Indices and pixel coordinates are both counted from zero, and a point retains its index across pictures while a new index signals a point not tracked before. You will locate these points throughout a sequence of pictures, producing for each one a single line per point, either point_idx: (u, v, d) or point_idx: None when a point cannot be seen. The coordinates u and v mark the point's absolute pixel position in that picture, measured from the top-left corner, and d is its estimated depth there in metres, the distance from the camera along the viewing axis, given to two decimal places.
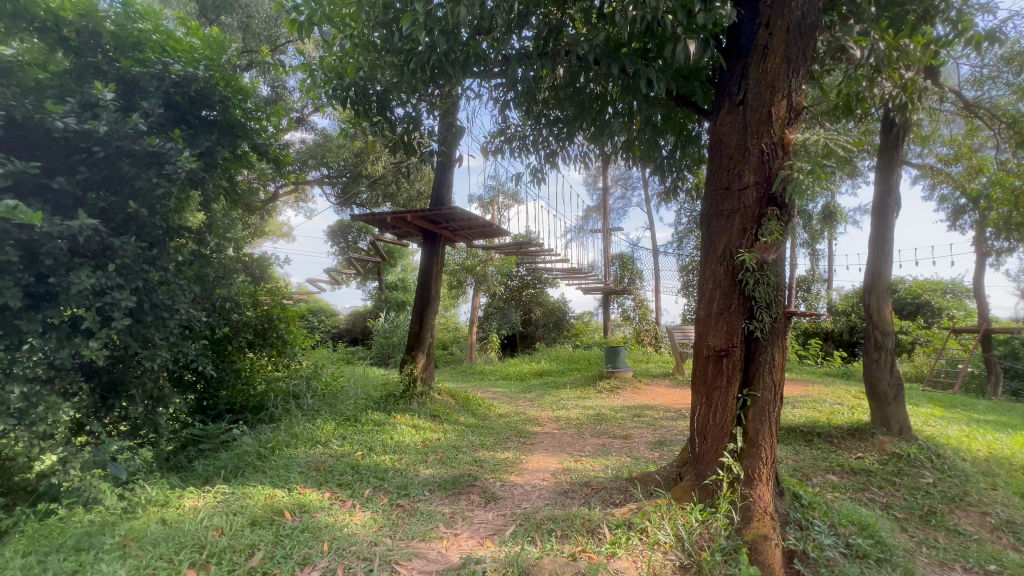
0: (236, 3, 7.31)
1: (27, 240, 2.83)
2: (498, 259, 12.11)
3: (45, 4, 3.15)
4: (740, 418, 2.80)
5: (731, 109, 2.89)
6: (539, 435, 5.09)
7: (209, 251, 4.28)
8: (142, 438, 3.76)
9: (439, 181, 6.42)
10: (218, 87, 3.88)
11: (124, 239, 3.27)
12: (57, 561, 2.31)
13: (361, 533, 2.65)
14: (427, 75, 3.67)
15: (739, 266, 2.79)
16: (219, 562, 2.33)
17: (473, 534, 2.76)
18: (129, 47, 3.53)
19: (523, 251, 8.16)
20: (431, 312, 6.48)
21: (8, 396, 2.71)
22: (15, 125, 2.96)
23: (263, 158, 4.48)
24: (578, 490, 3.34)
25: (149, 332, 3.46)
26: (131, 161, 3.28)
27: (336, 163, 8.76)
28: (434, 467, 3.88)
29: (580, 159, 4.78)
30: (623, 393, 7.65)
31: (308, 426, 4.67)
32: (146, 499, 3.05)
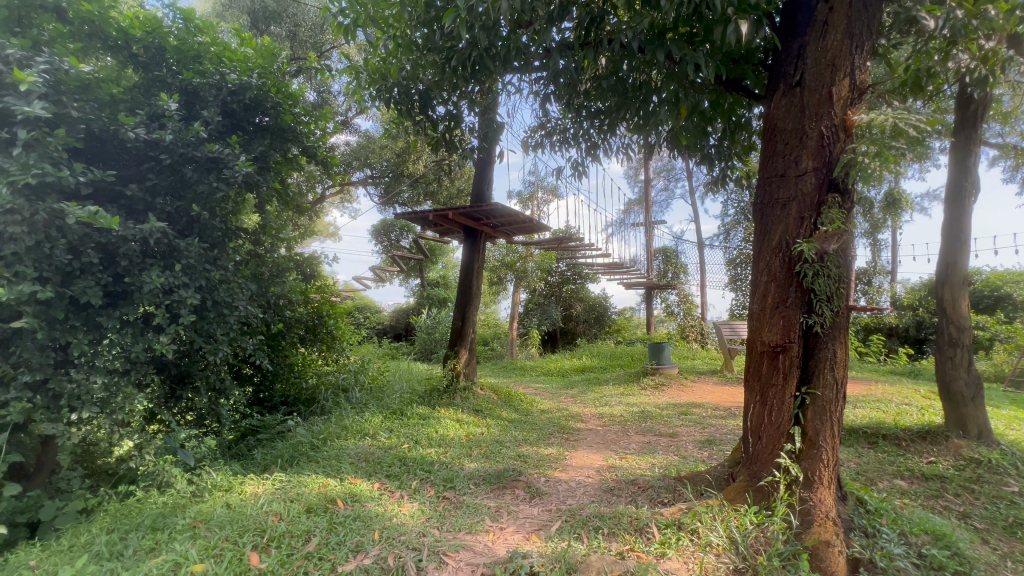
0: (285, 13, 7.70)
1: (106, 243, 3.09)
2: (538, 255, 12.08)
3: (117, 23, 3.40)
4: (798, 417, 2.66)
5: (787, 91, 2.74)
6: (582, 431, 5.04)
7: (263, 252, 4.50)
8: (207, 428, 4.02)
9: (478, 178, 6.45)
10: (270, 93, 4.05)
11: (189, 240, 3.49)
12: (136, 539, 2.51)
13: (409, 524, 2.72)
14: (467, 73, 3.70)
15: (797, 257, 2.64)
16: (278, 545, 2.45)
17: (519, 528, 2.77)
18: (191, 59, 3.75)
19: (564, 246, 8.07)
20: (473, 308, 6.54)
21: (92, 386, 2.96)
22: (94, 138, 3.22)
23: (312, 161, 4.65)
24: (624, 488, 3.28)
25: (212, 328, 3.69)
26: (193, 167, 3.50)
27: (378, 164, 8.94)
28: (478, 461, 3.92)
29: (622, 151, 4.68)
30: (668, 390, 7.46)
31: (358, 418, 4.84)
32: (211, 483, 3.25)
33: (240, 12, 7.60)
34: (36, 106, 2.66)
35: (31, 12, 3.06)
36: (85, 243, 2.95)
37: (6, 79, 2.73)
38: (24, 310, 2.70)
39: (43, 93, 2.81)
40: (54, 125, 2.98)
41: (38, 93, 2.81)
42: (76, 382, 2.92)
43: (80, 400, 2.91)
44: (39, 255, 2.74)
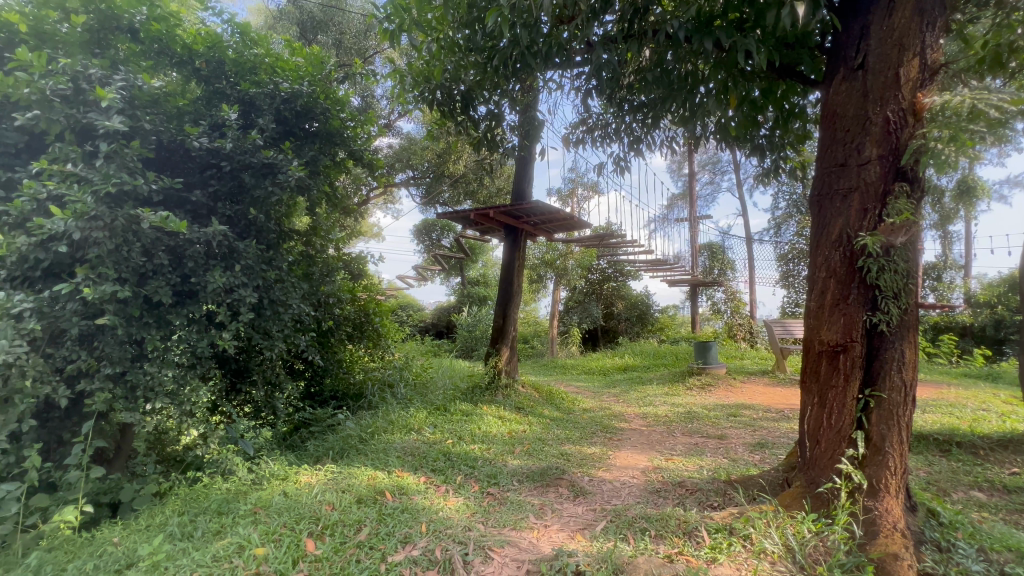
0: (331, 21, 7.98)
1: (174, 246, 3.32)
2: (578, 253, 11.98)
3: (182, 40, 3.64)
4: (860, 422, 2.51)
5: (848, 75, 2.58)
6: (626, 431, 4.96)
7: (314, 252, 4.70)
8: (263, 419, 4.24)
9: (518, 176, 6.46)
10: (319, 100, 4.21)
11: (247, 243, 3.70)
12: (204, 521, 2.70)
13: (455, 518, 2.77)
14: (508, 71, 3.71)
15: (859, 251, 2.49)
16: (332, 533, 2.55)
17: (563, 526, 2.76)
18: (247, 71, 3.95)
19: (605, 243, 7.95)
20: (514, 305, 6.57)
21: (163, 377, 3.19)
22: (163, 148, 3.46)
23: (359, 164, 4.80)
24: (671, 490, 3.20)
25: (268, 325, 3.90)
26: (250, 173, 3.70)
27: (420, 165, 9.10)
28: (521, 458, 3.94)
29: (665, 144, 4.57)
30: (715, 391, 7.21)
31: (403, 413, 4.98)
32: (269, 472, 3.43)
33: (290, 23, 7.95)
34: (114, 120, 2.89)
35: (108, 35, 3.34)
36: (156, 246, 3.19)
37: (89, 97, 2.98)
38: (105, 308, 2.95)
39: (120, 107, 3.05)
40: (129, 138, 3.22)
41: (116, 108, 3.05)
42: (150, 374, 3.16)
43: (154, 392, 3.15)
44: (118, 257, 2.99)
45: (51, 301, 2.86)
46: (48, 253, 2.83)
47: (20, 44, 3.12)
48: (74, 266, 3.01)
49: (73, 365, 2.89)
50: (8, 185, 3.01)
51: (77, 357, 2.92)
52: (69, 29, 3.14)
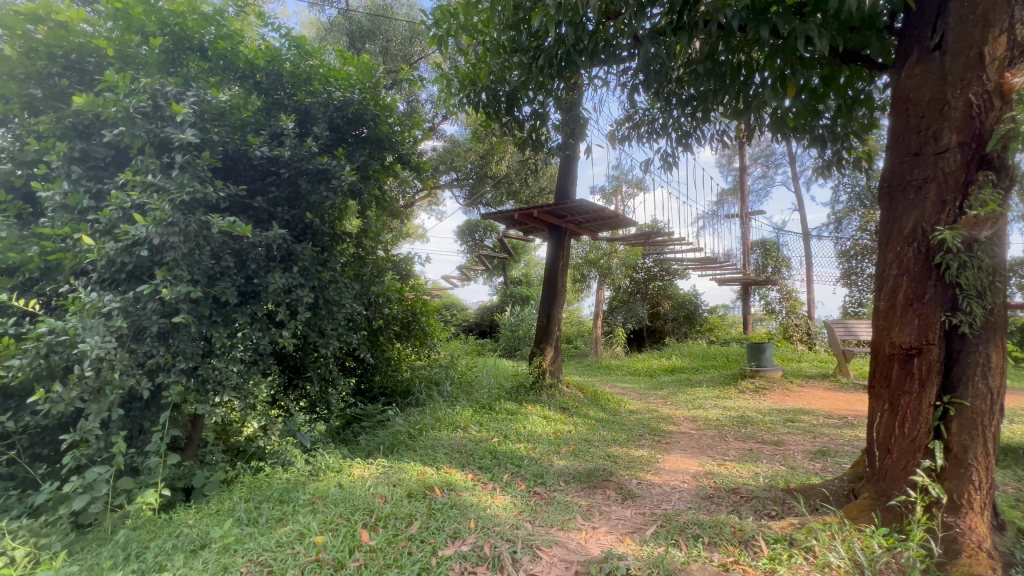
0: (378, 30, 8.23)
1: (239, 249, 3.55)
2: (623, 251, 11.76)
3: (245, 56, 3.89)
4: (938, 431, 2.32)
5: (923, 57, 2.40)
6: (674, 434, 4.83)
7: (364, 253, 4.87)
8: (318, 414, 4.45)
9: (562, 175, 6.44)
10: (369, 106, 4.36)
11: (303, 245, 3.90)
12: (268, 509, 2.86)
13: (503, 515, 2.80)
14: (553, 70, 3.70)
15: (937, 247, 2.30)
16: (385, 525, 2.64)
17: (612, 529, 2.72)
18: (303, 82, 4.15)
19: (650, 241, 7.77)
20: (558, 305, 6.56)
21: (229, 372, 3.41)
22: (229, 158, 3.70)
23: (406, 167, 4.92)
24: (725, 496, 3.09)
25: (323, 324, 4.08)
26: (307, 179, 3.89)
27: (463, 167, 9.20)
28: (567, 459, 3.91)
29: (716, 138, 4.41)
30: (770, 395, 6.88)
31: (450, 411, 5.09)
32: (325, 465, 3.59)
33: (340, 34, 8.20)
34: (188, 133, 3.13)
35: (180, 55, 3.66)
36: (224, 249, 3.42)
37: (166, 112, 3.24)
38: (180, 307, 3.19)
39: (192, 121, 3.29)
40: (199, 149, 3.47)
41: (189, 122, 3.29)
42: (218, 369, 3.39)
43: (221, 385, 3.38)
44: (191, 260, 3.22)
45: (134, 301, 3.12)
46: (131, 256, 3.09)
47: (105, 66, 3.43)
48: (152, 269, 3.27)
49: (153, 360, 3.15)
50: (97, 195, 3.31)
51: (155, 352, 3.17)
52: (148, 51, 3.45)
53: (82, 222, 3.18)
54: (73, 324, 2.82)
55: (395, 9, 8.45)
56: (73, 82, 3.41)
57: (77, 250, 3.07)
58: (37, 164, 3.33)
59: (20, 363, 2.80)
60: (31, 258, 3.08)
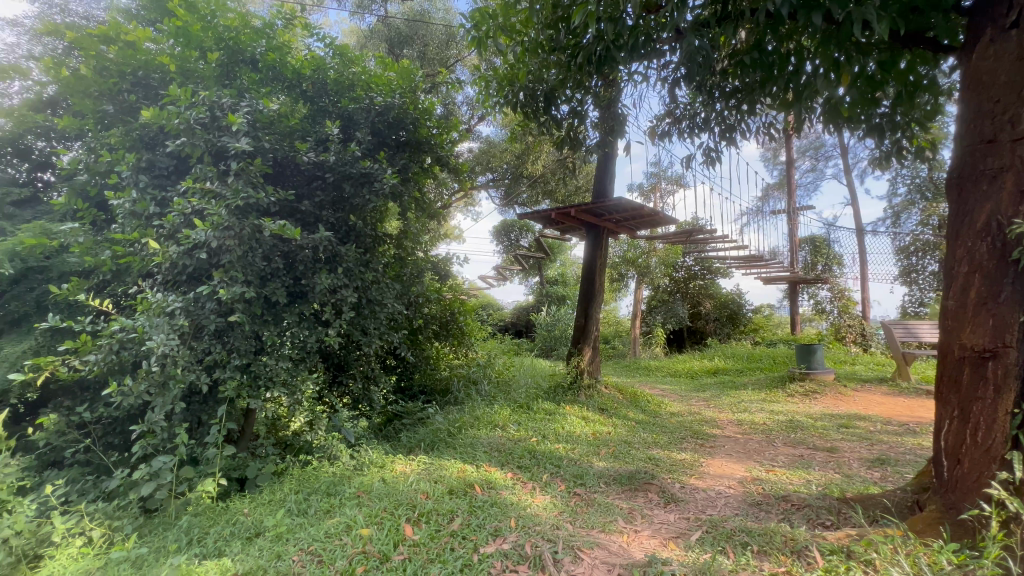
0: (416, 35, 8.38)
1: (287, 251, 3.71)
2: (662, 250, 11.48)
3: (293, 66, 4.07)
4: (1017, 441, 2.14)
5: (997, 37, 2.23)
6: (719, 438, 4.68)
7: (405, 254, 4.98)
8: (361, 410, 4.58)
9: (600, 173, 6.36)
10: (409, 110, 4.44)
11: (347, 247, 4.03)
12: (317, 500, 2.98)
13: (543, 515, 2.80)
14: (590, 68, 3.68)
15: (1015, 241, 2.13)
16: (428, 520, 2.68)
17: (655, 533, 2.67)
18: (346, 89, 4.28)
19: (692, 239, 7.55)
20: (596, 304, 6.48)
21: (278, 369, 3.57)
22: (278, 165, 3.88)
23: (445, 169, 5.00)
24: (774, 504, 2.97)
25: (366, 323, 4.20)
26: (350, 183, 4.01)
27: (499, 167, 9.23)
28: (607, 460, 3.87)
29: (762, 131, 4.24)
30: (822, 399, 6.55)
31: (488, 410, 5.14)
32: (369, 460, 3.70)
33: (380, 40, 8.39)
34: (242, 142, 3.30)
35: (234, 67, 3.90)
36: (274, 252, 3.59)
37: (222, 122, 3.43)
38: (235, 307, 3.36)
39: (246, 130, 3.47)
40: (252, 156, 3.65)
41: (243, 131, 3.47)
42: (269, 366, 3.56)
43: (272, 381, 3.54)
44: (244, 262, 3.39)
45: (194, 301, 3.31)
46: (192, 259, 3.29)
47: (168, 81, 3.66)
48: (210, 270, 3.46)
49: (211, 356, 3.34)
50: (161, 203, 3.54)
51: (213, 349, 3.36)
52: (206, 66, 3.66)
53: (148, 227, 3.41)
54: (141, 322, 3.05)
55: (432, 14, 8.58)
56: (140, 97, 3.66)
57: (144, 253, 3.31)
58: (109, 174, 3.61)
59: (96, 359, 3.05)
60: (104, 262, 3.34)
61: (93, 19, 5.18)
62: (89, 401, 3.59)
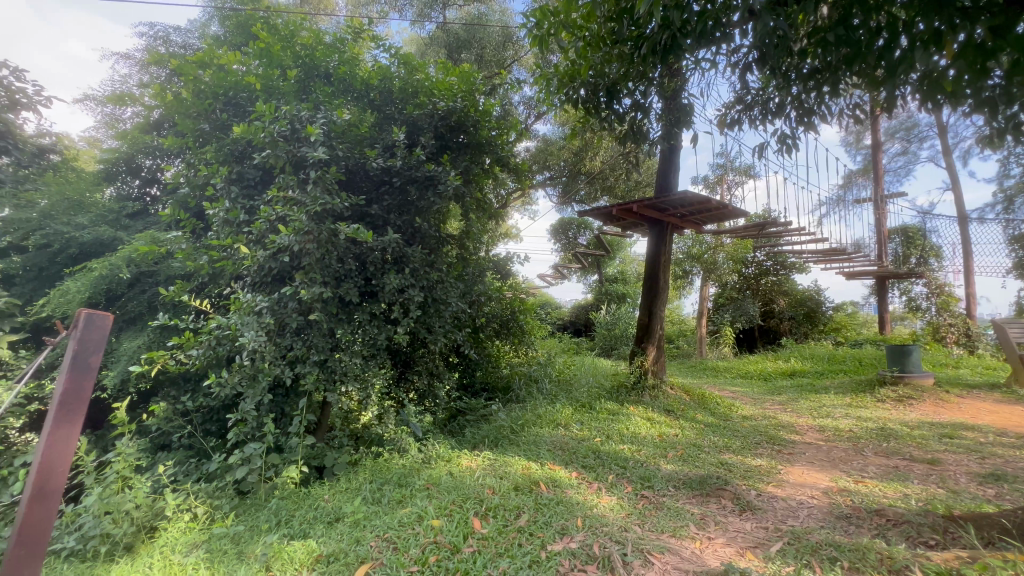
0: (474, 39, 8.46)
1: (359, 253, 3.92)
2: (730, 245, 10.90)
3: (362, 77, 4.29)
4: None
5: None
6: (798, 445, 4.37)
7: (467, 254, 5.09)
8: (427, 406, 4.74)
9: (663, 166, 6.14)
10: (471, 113, 4.52)
11: (414, 248, 4.18)
12: (389, 491, 3.12)
13: (610, 516, 2.76)
14: (654, 59, 3.58)
15: None
16: (495, 515, 2.73)
17: (731, 542, 2.55)
18: (410, 95, 4.42)
19: (764, 232, 7.08)
20: (660, 302, 6.27)
21: (352, 364, 3.77)
22: (350, 172, 4.10)
23: (505, 169, 5.05)
24: (865, 518, 2.74)
25: (431, 321, 4.33)
26: (415, 186, 4.18)
27: (557, 165, 9.16)
28: (676, 463, 3.73)
29: (846, 112, 3.90)
30: (919, 405, 5.93)
31: (550, 408, 5.14)
32: (436, 454, 3.82)
33: (439, 46, 8.46)
34: (319, 152, 3.53)
35: (310, 82, 4.19)
36: (348, 254, 3.81)
37: (301, 134, 3.68)
38: (314, 306, 3.60)
39: (322, 140, 3.70)
40: (327, 165, 3.89)
41: (320, 141, 3.71)
42: (344, 362, 3.77)
43: (346, 376, 3.75)
44: (321, 264, 3.62)
45: (278, 301, 3.57)
46: (276, 262, 3.55)
47: (254, 99, 3.98)
48: (292, 272, 3.72)
49: (293, 352, 3.59)
50: (250, 211, 3.86)
51: (295, 345, 3.62)
52: (286, 83, 3.95)
53: (239, 233, 3.73)
54: (234, 321, 3.35)
55: (489, 17, 8.65)
56: (231, 115, 4.01)
57: (236, 258, 3.62)
58: (205, 187, 3.99)
59: (197, 353, 3.38)
60: (203, 266, 3.69)
61: (190, 48, 5.77)
62: (191, 391, 4.00)
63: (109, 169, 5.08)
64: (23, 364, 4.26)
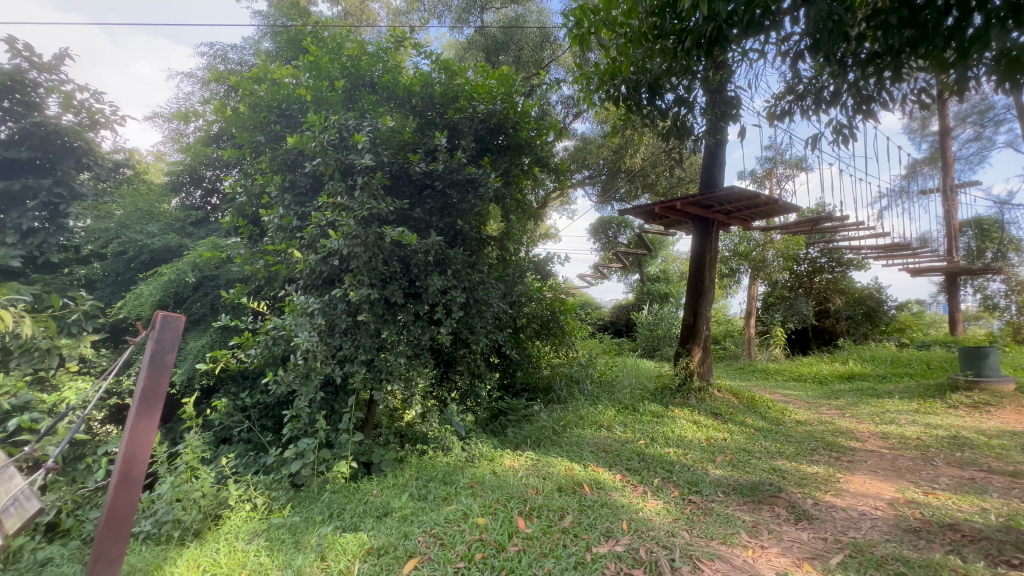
0: (511, 41, 8.48)
1: (404, 256, 4.03)
2: (781, 241, 10.41)
3: (405, 85, 4.40)
4: None
5: None
6: (859, 452, 4.12)
7: (507, 255, 5.13)
8: (469, 405, 4.81)
9: (708, 161, 5.95)
10: (510, 115, 4.56)
11: (456, 250, 4.25)
12: (435, 488, 3.19)
13: (657, 520, 2.71)
14: (698, 51, 3.48)
15: None
16: (539, 515, 2.73)
17: (786, 552, 2.44)
18: (451, 100, 4.49)
19: (818, 227, 6.72)
20: (706, 301, 6.07)
21: (397, 364, 3.87)
22: (394, 177, 4.22)
23: (545, 169, 5.06)
24: (937, 532, 2.56)
25: (473, 322, 4.36)
26: (457, 189, 4.25)
27: (596, 164, 9.07)
28: (724, 468, 3.61)
29: (911, 97, 3.64)
30: (998, 412, 5.45)
31: (592, 409, 5.09)
32: (479, 453, 3.87)
33: (477, 50, 8.55)
34: (366, 159, 3.66)
35: (356, 92, 4.35)
36: (393, 256, 3.93)
37: (349, 142, 3.83)
38: (362, 308, 3.74)
39: (368, 147, 3.83)
40: (373, 171, 4.02)
41: (366, 148, 3.84)
42: (390, 362, 3.88)
43: (392, 375, 3.85)
44: (369, 267, 3.74)
45: (329, 303, 3.72)
46: (327, 265, 3.71)
47: (305, 110, 4.17)
48: (341, 275, 3.87)
49: (342, 351, 3.73)
50: (302, 217, 4.05)
51: (344, 345, 3.76)
52: (334, 93, 4.12)
53: (293, 239, 3.93)
54: (289, 322, 3.53)
55: (527, 17, 8.65)
56: (284, 126, 4.22)
57: (290, 262, 3.81)
58: (261, 195, 4.22)
59: (256, 352, 3.59)
60: (260, 270, 3.92)
61: (246, 64, 6.12)
62: (249, 388, 4.25)
63: (175, 180, 5.51)
64: (104, 362, 4.66)
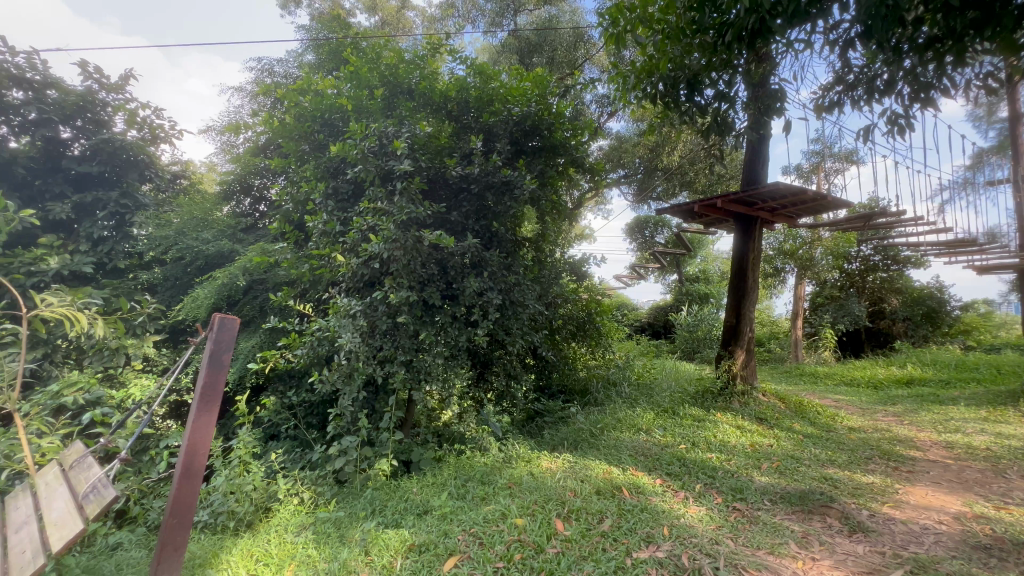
0: (545, 42, 8.47)
1: (441, 258, 4.11)
2: (829, 238, 9.92)
3: (441, 91, 4.47)
4: None
5: None
6: (920, 462, 3.87)
7: (543, 257, 5.14)
8: (505, 406, 4.83)
9: (751, 156, 5.74)
10: (545, 117, 4.57)
11: (492, 252, 4.28)
12: (473, 488, 3.23)
13: (699, 527, 2.64)
14: (739, 43, 3.37)
15: None
16: (578, 518, 2.72)
17: (838, 565, 2.33)
18: (486, 104, 4.53)
19: (872, 223, 6.36)
20: (749, 301, 5.85)
21: (435, 364, 3.93)
22: (431, 181, 4.31)
23: (580, 169, 5.02)
24: (1010, 551, 2.37)
25: (509, 323, 4.37)
26: (493, 192, 4.30)
27: (631, 163, 8.93)
28: (770, 475, 3.48)
29: (976, 82, 3.39)
30: None
31: (630, 412, 5.01)
32: (516, 454, 3.88)
33: (511, 53, 8.61)
34: (405, 164, 3.76)
35: (395, 99, 4.47)
36: (430, 259, 4.00)
37: (388, 149, 3.94)
38: (401, 310, 3.83)
39: (407, 153, 3.93)
40: (411, 176, 4.11)
41: (405, 154, 3.94)
42: (428, 362, 3.95)
43: (430, 376, 3.93)
44: (408, 270, 3.84)
45: (370, 304, 3.83)
46: (368, 268, 3.83)
47: (346, 118, 4.32)
48: (381, 277, 3.98)
49: (383, 352, 3.83)
50: (344, 222, 4.20)
51: (384, 346, 3.85)
52: (373, 102, 4.24)
53: (336, 243, 4.07)
54: (333, 323, 3.66)
55: (560, 17, 8.63)
56: (326, 135, 4.39)
57: (333, 265, 3.96)
58: (306, 202, 4.40)
59: (303, 352, 3.75)
60: (305, 273, 4.08)
61: (290, 76, 6.39)
62: (295, 386, 4.44)
63: (226, 189, 5.88)
64: (165, 361, 4.99)
